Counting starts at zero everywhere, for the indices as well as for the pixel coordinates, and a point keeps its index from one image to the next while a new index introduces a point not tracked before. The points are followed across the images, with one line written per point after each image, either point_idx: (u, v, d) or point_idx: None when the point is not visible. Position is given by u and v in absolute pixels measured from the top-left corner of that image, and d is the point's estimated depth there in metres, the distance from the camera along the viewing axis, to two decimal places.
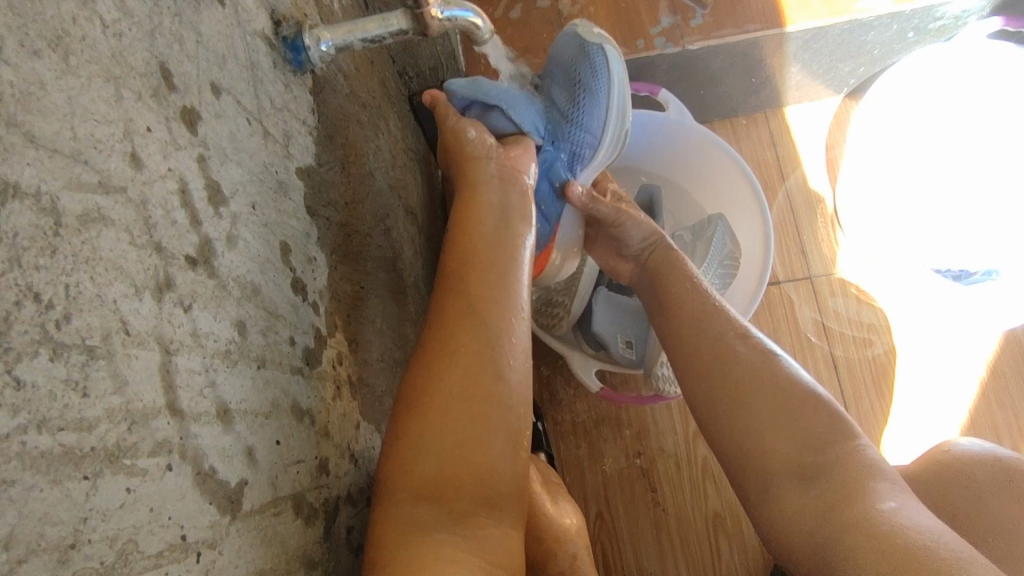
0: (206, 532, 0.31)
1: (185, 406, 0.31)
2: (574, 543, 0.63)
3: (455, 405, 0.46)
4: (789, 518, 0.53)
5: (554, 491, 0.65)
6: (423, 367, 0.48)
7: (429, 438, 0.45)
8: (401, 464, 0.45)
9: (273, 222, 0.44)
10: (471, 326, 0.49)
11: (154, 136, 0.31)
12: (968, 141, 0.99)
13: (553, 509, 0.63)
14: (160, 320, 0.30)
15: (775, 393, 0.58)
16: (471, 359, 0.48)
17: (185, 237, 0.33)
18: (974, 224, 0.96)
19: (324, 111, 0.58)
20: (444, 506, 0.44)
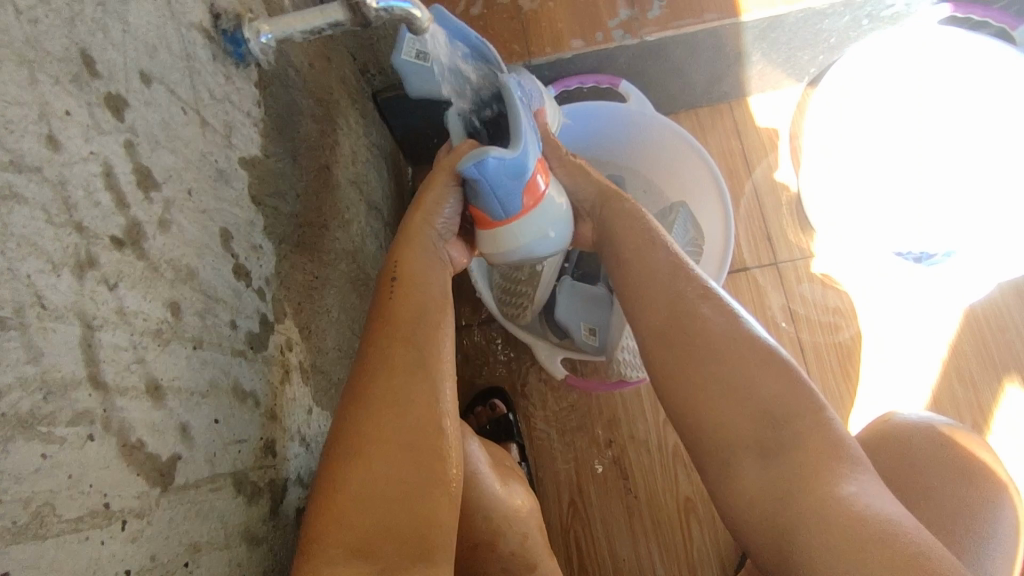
0: (132, 502, 0.32)
1: (109, 379, 0.32)
2: (525, 522, 0.65)
3: (387, 454, 0.47)
4: (747, 501, 0.48)
5: (506, 474, 0.67)
6: (357, 420, 0.49)
7: (368, 491, 0.46)
8: (329, 520, 0.45)
9: (212, 209, 0.45)
10: (403, 375, 0.51)
11: (74, 121, 0.33)
12: (921, 123, 1.02)
13: (502, 491, 0.64)
14: (81, 296, 0.31)
15: (741, 360, 0.51)
16: (407, 410, 0.49)
17: (110, 218, 0.34)
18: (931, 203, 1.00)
19: (272, 103, 0.59)
20: (379, 560, 0.45)
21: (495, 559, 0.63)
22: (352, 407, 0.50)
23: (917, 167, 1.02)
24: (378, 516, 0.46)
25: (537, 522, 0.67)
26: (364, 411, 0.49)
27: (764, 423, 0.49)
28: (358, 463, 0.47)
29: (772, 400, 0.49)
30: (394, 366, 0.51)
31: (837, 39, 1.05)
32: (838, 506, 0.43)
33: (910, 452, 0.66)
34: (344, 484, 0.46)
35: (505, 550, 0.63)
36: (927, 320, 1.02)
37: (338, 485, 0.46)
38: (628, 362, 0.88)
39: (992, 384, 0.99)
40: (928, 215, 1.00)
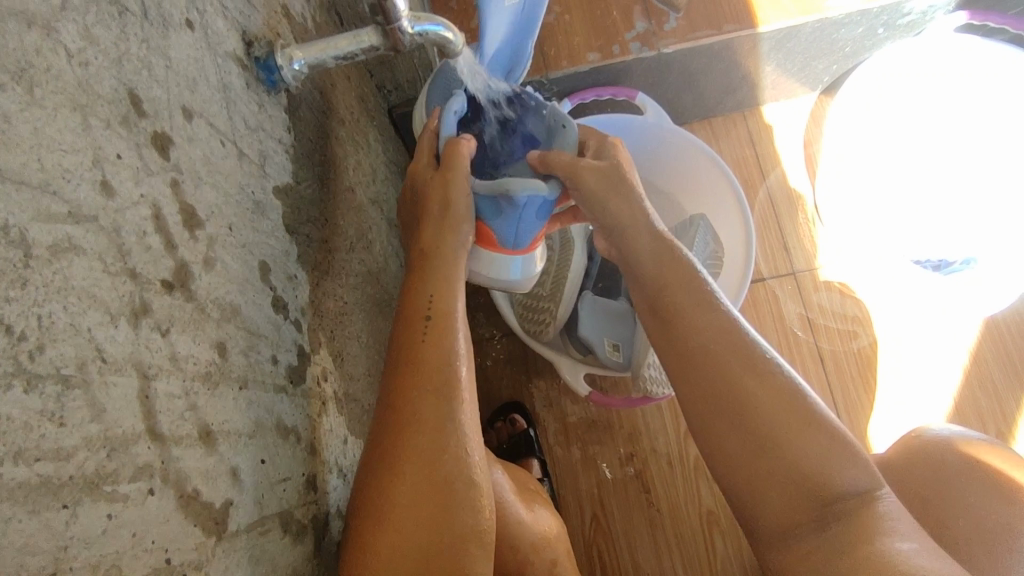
0: (191, 555, 0.31)
1: (165, 430, 0.31)
2: (553, 548, 0.64)
3: (417, 495, 0.46)
4: (793, 555, 0.49)
5: (531, 499, 0.66)
6: (388, 477, 0.46)
7: (399, 549, 0.45)
8: (370, 559, 0.45)
9: (251, 242, 0.44)
10: (430, 430, 0.47)
11: (125, 163, 0.32)
12: (944, 139, 1.00)
13: (530, 517, 0.63)
14: (137, 346, 0.30)
15: (783, 417, 0.50)
16: (441, 455, 0.47)
17: (160, 262, 0.33)
18: (950, 214, 0.97)
19: (300, 128, 0.58)
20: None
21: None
22: (386, 462, 0.47)
23: (942, 178, 0.99)
24: (411, 573, 0.45)
25: (565, 548, 0.66)
26: (395, 472, 0.46)
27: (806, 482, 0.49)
28: (388, 524, 0.45)
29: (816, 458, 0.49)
30: (425, 423, 0.47)
31: (852, 47, 1.04)
32: (883, 565, 0.44)
33: (939, 465, 0.65)
34: (376, 527, 0.45)
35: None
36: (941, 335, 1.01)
37: (372, 541, 0.45)
38: (655, 378, 0.87)
39: (1015, 391, 0.98)
40: (944, 221, 0.97)
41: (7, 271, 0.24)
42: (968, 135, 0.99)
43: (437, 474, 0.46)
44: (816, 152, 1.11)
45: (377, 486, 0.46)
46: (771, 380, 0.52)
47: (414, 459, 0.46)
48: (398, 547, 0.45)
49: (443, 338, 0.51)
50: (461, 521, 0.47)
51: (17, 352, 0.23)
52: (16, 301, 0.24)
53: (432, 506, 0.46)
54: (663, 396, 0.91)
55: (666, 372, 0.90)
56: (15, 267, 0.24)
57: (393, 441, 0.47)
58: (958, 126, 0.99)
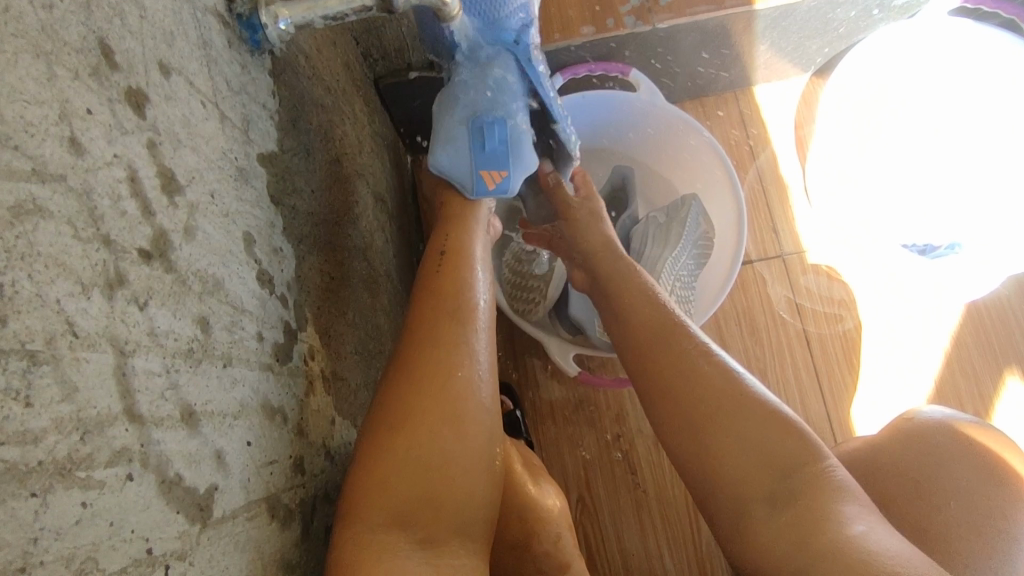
0: (173, 544, 0.29)
1: (144, 410, 0.29)
2: (557, 523, 0.62)
3: (428, 418, 0.47)
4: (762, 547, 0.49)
5: (537, 473, 0.65)
6: (403, 386, 0.48)
7: (410, 462, 0.45)
8: (376, 485, 0.44)
9: (234, 212, 0.42)
10: (445, 345, 0.50)
11: (96, 120, 0.29)
12: (942, 118, 0.99)
13: (535, 491, 0.62)
14: (112, 319, 0.28)
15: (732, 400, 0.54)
16: (453, 386, 0.48)
17: (137, 228, 0.31)
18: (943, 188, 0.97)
19: (285, 93, 0.55)
20: (418, 534, 0.44)
21: (529, 560, 0.61)
22: (401, 376, 0.49)
23: (939, 159, 0.99)
24: (419, 491, 0.45)
25: (569, 524, 0.65)
26: (409, 378, 0.48)
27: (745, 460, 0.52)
28: (401, 436, 0.46)
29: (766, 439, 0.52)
30: (438, 341, 0.50)
31: (847, 29, 1.03)
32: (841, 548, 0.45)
33: (932, 446, 0.65)
34: (381, 457, 0.45)
35: (539, 550, 0.61)
36: (936, 313, 1.01)
37: (383, 450, 0.45)
38: None
39: (994, 374, 0.99)
40: (942, 204, 0.97)
41: None
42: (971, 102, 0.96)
43: (449, 388, 0.48)
44: (807, 135, 1.10)
45: (392, 395, 0.48)
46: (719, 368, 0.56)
47: (426, 385, 0.48)
48: (407, 459, 0.45)
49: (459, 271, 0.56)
50: (473, 443, 0.47)
51: None
52: None
53: (440, 418, 0.47)
54: None
55: None
56: None
57: (409, 354, 0.50)
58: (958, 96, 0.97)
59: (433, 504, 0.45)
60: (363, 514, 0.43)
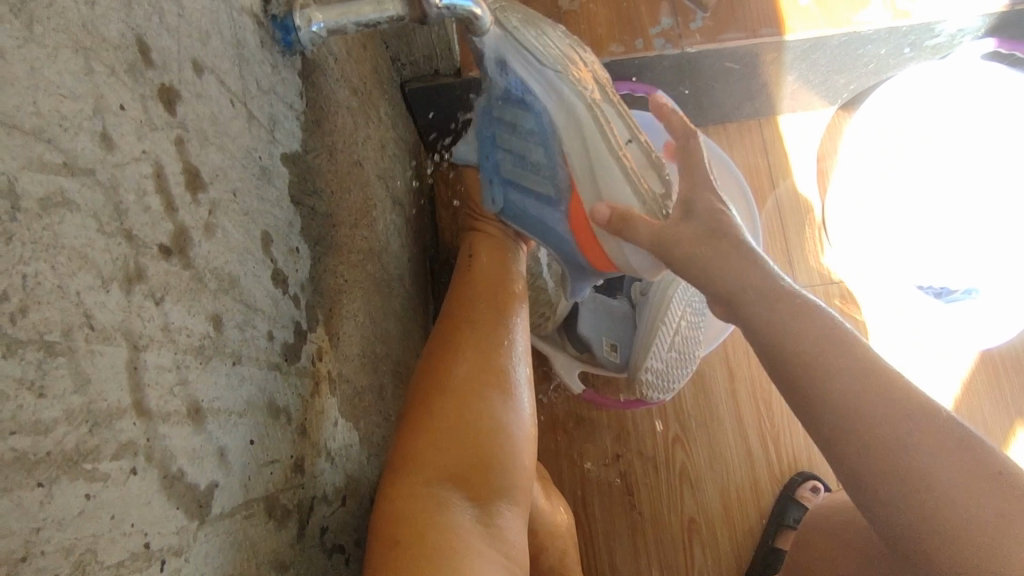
0: (171, 538, 0.29)
1: (153, 405, 0.29)
2: (563, 541, 0.62)
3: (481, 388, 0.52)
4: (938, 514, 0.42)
5: (549, 487, 0.65)
6: (448, 359, 0.54)
7: (461, 421, 0.49)
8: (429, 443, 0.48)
9: (254, 211, 0.42)
10: (486, 328, 0.57)
11: (128, 115, 0.29)
12: (968, 161, 0.97)
13: (548, 505, 0.62)
14: (128, 314, 0.28)
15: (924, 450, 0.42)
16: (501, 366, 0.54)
17: (159, 224, 0.31)
18: (970, 233, 0.95)
19: (312, 95, 0.56)
20: (468, 490, 0.47)
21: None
22: (446, 352, 0.54)
23: (959, 202, 0.96)
24: (472, 447, 0.48)
25: (574, 543, 0.64)
26: (453, 352, 0.54)
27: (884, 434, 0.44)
28: (451, 400, 0.50)
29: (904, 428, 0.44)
30: (480, 324, 0.57)
31: (876, 65, 1.02)
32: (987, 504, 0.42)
33: None
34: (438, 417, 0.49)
35: (544, 565, 0.61)
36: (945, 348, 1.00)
37: (432, 410, 0.50)
38: (651, 383, 0.87)
39: (1004, 423, 0.97)
40: (957, 252, 0.95)
41: None
42: (989, 145, 0.96)
43: (492, 362, 0.54)
44: (828, 167, 1.08)
45: (439, 367, 0.53)
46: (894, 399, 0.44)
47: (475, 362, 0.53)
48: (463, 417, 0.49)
49: (489, 273, 0.64)
50: (512, 410, 0.52)
51: None
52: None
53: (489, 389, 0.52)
54: (658, 401, 0.90)
55: (664, 377, 0.87)
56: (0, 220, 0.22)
57: (450, 335, 0.56)
58: (976, 138, 0.96)
59: (482, 467, 0.48)
60: (417, 467, 0.47)
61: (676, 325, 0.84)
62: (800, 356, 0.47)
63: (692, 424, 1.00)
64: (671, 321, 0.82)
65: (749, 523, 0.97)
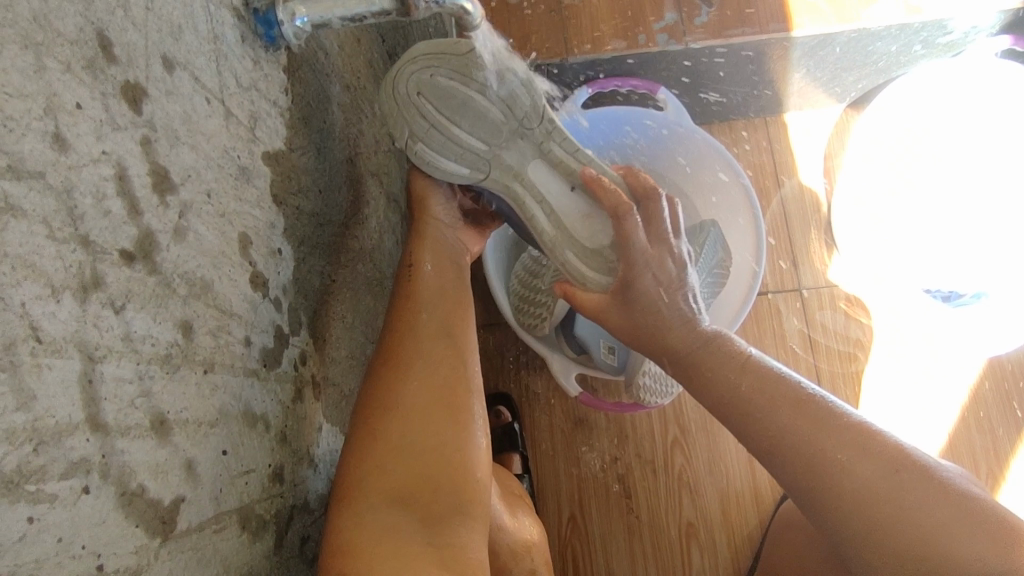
0: (128, 559, 0.28)
1: (110, 419, 0.28)
2: (532, 558, 0.61)
3: (425, 405, 0.49)
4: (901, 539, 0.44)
5: (514, 503, 0.63)
6: (392, 375, 0.50)
7: (405, 444, 0.47)
8: (371, 472, 0.46)
9: (231, 212, 0.41)
10: (429, 339, 0.52)
11: (86, 114, 0.28)
12: (971, 162, 0.95)
13: (512, 522, 0.60)
14: (84, 324, 0.27)
15: (891, 477, 0.45)
16: (444, 378, 0.51)
17: (122, 229, 0.30)
18: (974, 236, 0.93)
19: (299, 91, 0.54)
20: (418, 514, 0.46)
21: None
22: (389, 369, 0.50)
23: (966, 205, 0.95)
24: (417, 470, 0.47)
25: (545, 559, 0.62)
26: (396, 371, 0.50)
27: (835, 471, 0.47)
28: (398, 422, 0.48)
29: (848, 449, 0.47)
30: (421, 336, 0.52)
31: (887, 61, 1.00)
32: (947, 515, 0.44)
33: None
34: (378, 443, 0.47)
35: None
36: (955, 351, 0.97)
37: (378, 436, 0.47)
38: (648, 388, 0.85)
39: (1011, 431, 0.95)
40: (965, 254, 0.93)
41: None
42: (993, 146, 0.94)
43: (438, 377, 0.50)
44: (836, 166, 1.05)
45: (383, 388, 0.49)
46: (854, 433, 0.48)
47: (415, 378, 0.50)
48: (404, 441, 0.47)
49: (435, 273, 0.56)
50: (461, 429, 0.50)
51: None
52: None
53: (433, 405, 0.49)
54: (655, 405, 0.87)
55: (661, 382, 0.86)
56: None
57: (392, 345, 0.52)
58: (982, 139, 0.95)
59: (432, 487, 0.47)
60: (363, 494, 0.45)
61: None
62: (758, 415, 0.50)
63: (692, 427, 0.98)
64: None
65: (748, 530, 0.95)
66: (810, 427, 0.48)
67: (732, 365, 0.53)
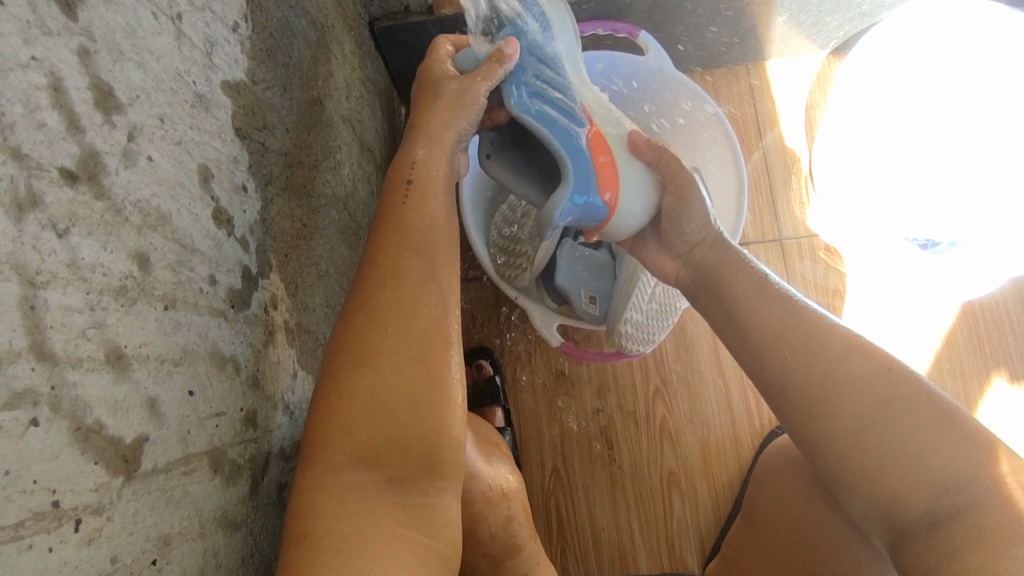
0: (87, 497, 0.26)
1: (57, 348, 0.26)
2: (509, 505, 0.60)
3: (399, 359, 0.42)
4: (864, 449, 0.45)
5: (491, 453, 0.62)
6: (360, 325, 0.43)
7: (373, 405, 0.41)
8: (340, 430, 0.41)
9: (189, 141, 0.38)
10: (410, 285, 0.44)
11: (9, 13, 0.25)
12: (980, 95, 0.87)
13: (487, 470, 0.59)
14: (20, 245, 0.24)
15: (871, 387, 0.45)
16: (421, 329, 0.43)
17: (59, 145, 0.27)
18: (971, 180, 0.87)
19: (261, 20, 0.51)
20: (386, 472, 0.41)
21: (477, 544, 0.58)
22: (362, 314, 0.43)
23: (953, 147, 0.89)
24: (385, 433, 0.41)
25: (522, 506, 0.62)
26: (371, 320, 0.43)
27: (818, 377, 0.47)
28: (364, 378, 0.41)
29: (828, 357, 0.47)
30: (394, 279, 0.44)
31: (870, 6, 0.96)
32: (920, 425, 0.43)
33: None
34: (344, 400, 0.41)
35: (485, 534, 0.58)
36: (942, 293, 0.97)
37: (342, 392, 0.41)
38: (630, 335, 0.83)
39: (982, 375, 0.96)
40: (948, 200, 0.88)
41: None
42: (987, 87, 0.87)
43: (413, 327, 0.43)
44: (815, 117, 1.03)
45: (355, 338, 0.42)
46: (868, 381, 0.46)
47: (386, 325, 0.43)
48: (374, 400, 0.41)
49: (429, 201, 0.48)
50: (437, 388, 0.42)
51: None
52: None
53: (407, 360, 0.42)
54: (638, 354, 0.87)
55: (643, 329, 0.84)
56: None
57: (367, 289, 0.44)
58: (975, 81, 0.87)
59: (402, 447, 0.41)
60: (328, 453, 0.41)
61: (654, 278, 0.81)
62: (748, 323, 0.52)
63: (673, 378, 0.99)
64: (649, 277, 0.80)
65: (728, 477, 0.96)
66: (828, 367, 0.47)
67: (744, 293, 0.53)
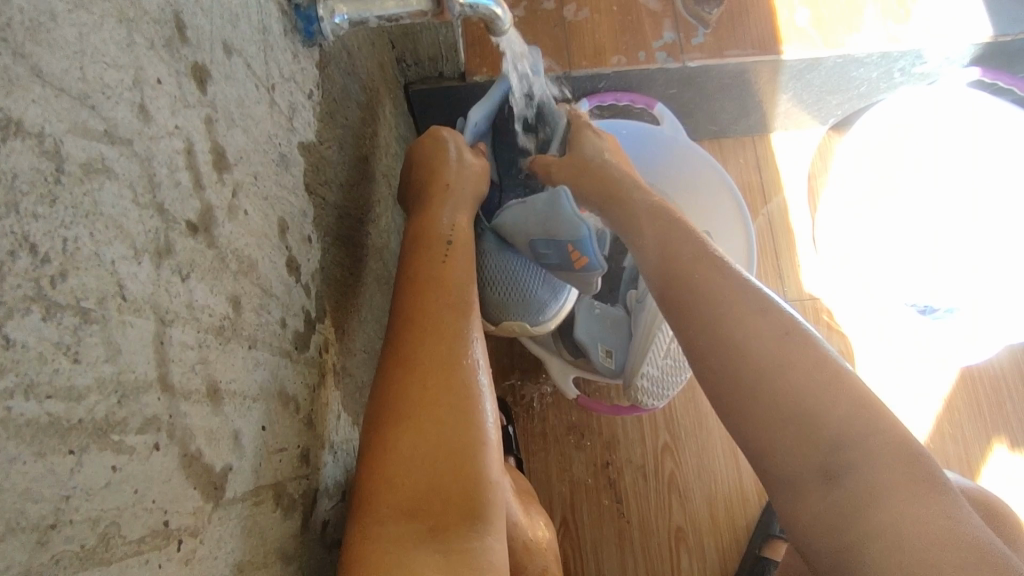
0: (188, 519, 0.29)
1: (176, 381, 0.29)
2: (544, 556, 0.61)
3: (431, 408, 0.44)
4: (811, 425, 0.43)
5: (528, 504, 0.64)
6: (398, 380, 0.46)
7: (413, 453, 0.43)
8: (383, 481, 0.42)
9: (273, 196, 0.42)
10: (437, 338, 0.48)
11: (164, 90, 0.29)
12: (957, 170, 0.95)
13: (525, 520, 0.60)
14: (157, 288, 0.28)
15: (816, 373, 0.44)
16: (453, 381, 0.46)
17: (188, 200, 0.31)
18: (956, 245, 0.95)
19: (327, 86, 0.56)
20: (428, 522, 0.41)
21: None
22: (401, 369, 0.46)
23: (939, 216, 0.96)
24: (426, 481, 0.42)
25: (556, 557, 0.63)
26: (410, 377, 0.46)
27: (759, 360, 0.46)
28: (402, 429, 0.43)
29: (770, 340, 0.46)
30: (428, 337, 0.48)
31: (867, 88, 0.99)
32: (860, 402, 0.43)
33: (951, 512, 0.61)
34: (386, 451, 0.43)
35: None
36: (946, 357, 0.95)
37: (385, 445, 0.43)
38: (645, 389, 0.85)
39: (983, 440, 0.94)
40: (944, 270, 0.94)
41: (38, 184, 0.22)
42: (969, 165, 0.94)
43: (444, 377, 0.46)
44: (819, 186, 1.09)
45: (395, 393, 0.45)
46: (847, 393, 0.43)
47: (419, 379, 0.45)
48: (413, 449, 0.43)
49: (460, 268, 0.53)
50: (469, 431, 0.44)
51: (39, 275, 0.22)
52: (44, 218, 0.22)
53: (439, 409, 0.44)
54: (652, 409, 0.89)
55: (658, 384, 0.85)
56: (45, 181, 0.22)
57: (403, 349, 0.47)
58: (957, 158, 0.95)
59: (444, 495, 0.42)
60: (372, 506, 0.41)
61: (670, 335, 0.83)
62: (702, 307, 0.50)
63: (682, 433, 1.00)
64: (665, 332, 0.82)
65: (735, 535, 0.97)
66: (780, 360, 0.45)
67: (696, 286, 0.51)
